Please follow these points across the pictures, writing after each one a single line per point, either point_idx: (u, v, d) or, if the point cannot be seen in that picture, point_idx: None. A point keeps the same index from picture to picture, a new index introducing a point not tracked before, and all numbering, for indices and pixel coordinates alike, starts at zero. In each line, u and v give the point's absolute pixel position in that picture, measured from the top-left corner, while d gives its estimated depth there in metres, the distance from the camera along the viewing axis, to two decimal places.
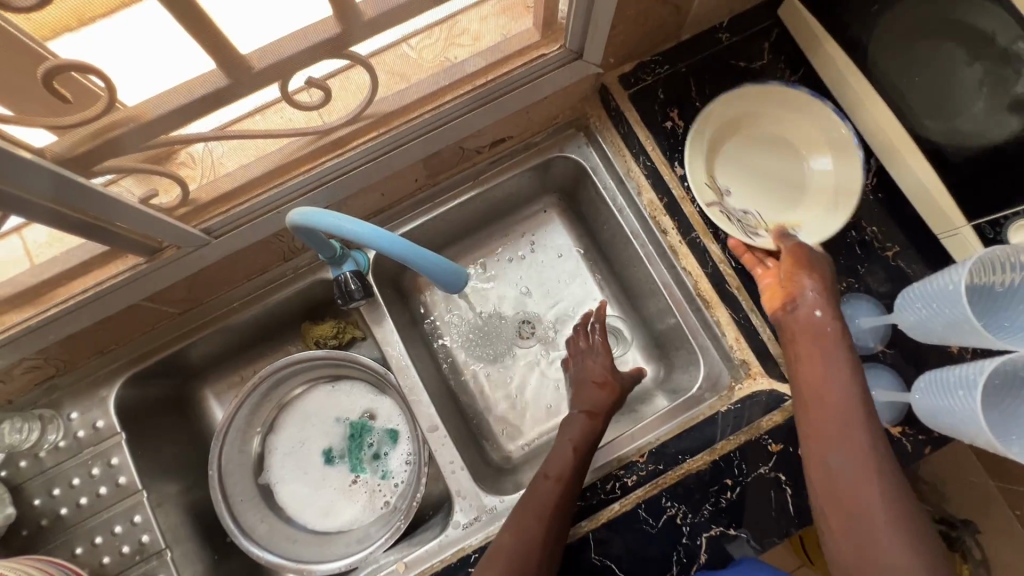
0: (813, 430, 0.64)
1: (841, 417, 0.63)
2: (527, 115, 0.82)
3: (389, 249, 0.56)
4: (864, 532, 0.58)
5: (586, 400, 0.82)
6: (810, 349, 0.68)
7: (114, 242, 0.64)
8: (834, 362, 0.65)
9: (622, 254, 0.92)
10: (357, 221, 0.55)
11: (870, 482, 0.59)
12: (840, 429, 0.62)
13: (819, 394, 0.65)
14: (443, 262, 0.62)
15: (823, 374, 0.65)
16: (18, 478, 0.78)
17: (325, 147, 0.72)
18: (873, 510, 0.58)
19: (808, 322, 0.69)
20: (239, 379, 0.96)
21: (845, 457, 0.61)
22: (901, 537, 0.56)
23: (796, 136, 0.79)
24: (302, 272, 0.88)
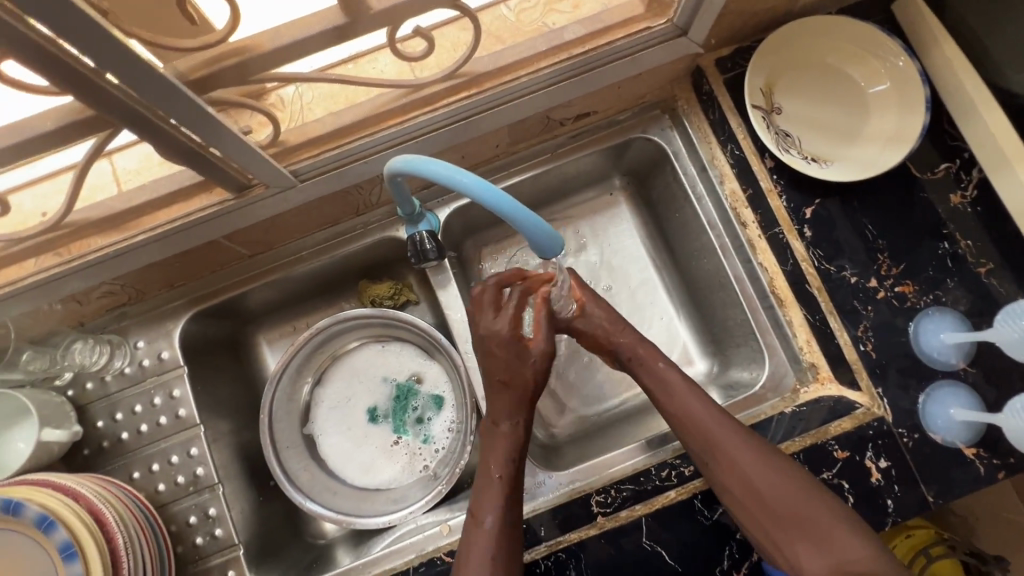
0: (687, 432, 0.70)
1: (704, 419, 0.69)
2: (617, 90, 0.80)
3: (493, 205, 0.55)
4: (774, 502, 0.64)
5: (506, 408, 0.74)
6: (656, 367, 0.75)
7: (209, 174, 0.64)
8: (679, 383, 0.73)
9: (690, 244, 0.90)
10: (466, 175, 0.54)
11: (749, 462, 0.66)
12: (707, 430, 0.69)
13: (682, 405, 0.71)
14: (545, 226, 0.59)
15: (677, 392, 0.72)
16: (84, 399, 0.81)
17: (417, 102, 0.71)
18: (768, 479, 0.65)
19: (654, 372, 0.75)
20: (291, 330, 0.97)
21: (724, 450, 0.67)
22: (800, 492, 0.64)
23: (860, 69, 0.78)
24: (370, 228, 0.88)
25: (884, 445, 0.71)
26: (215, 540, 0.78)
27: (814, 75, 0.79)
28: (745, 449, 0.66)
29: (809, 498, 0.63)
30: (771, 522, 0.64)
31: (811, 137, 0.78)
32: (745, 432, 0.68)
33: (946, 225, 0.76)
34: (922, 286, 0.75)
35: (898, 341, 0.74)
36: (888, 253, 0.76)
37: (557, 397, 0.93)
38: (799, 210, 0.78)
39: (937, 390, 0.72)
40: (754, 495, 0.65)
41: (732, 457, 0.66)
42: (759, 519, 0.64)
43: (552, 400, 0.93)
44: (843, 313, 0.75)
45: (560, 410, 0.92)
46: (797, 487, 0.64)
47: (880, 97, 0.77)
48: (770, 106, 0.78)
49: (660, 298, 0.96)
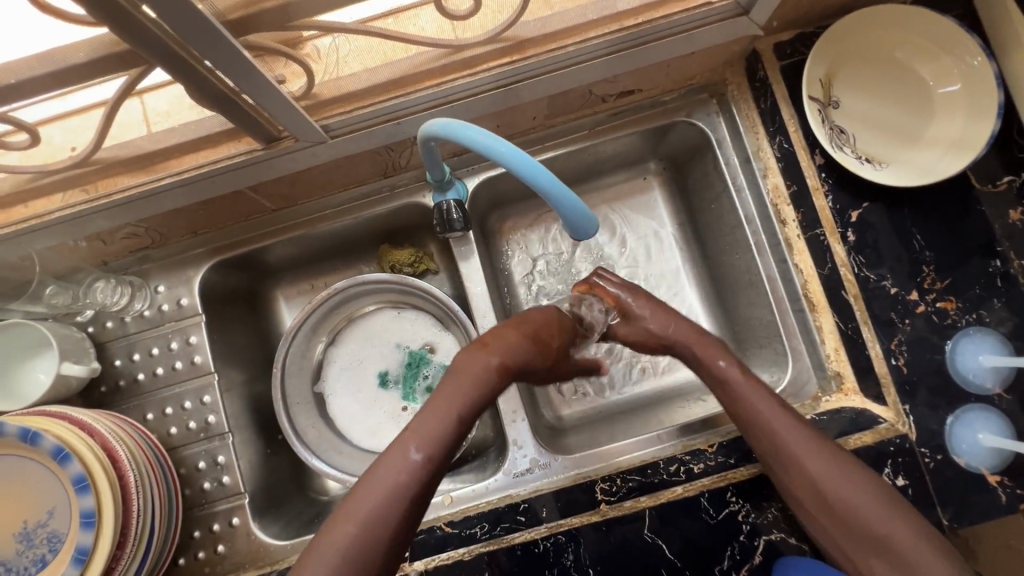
0: (751, 432, 0.68)
1: (769, 421, 0.66)
2: (665, 69, 0.76)
3: (509, 162, 0.52)
4: (845, 514, 0.60)
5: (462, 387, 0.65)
6: (714, 366, 0.73)
7: (240, 122, 0.63)
8: (740, 380, 0.70)
9: (723, 238, 0.86)
10: (478, 130, 0.52)
11: (821, 471, 0.62)
12: (774, 434, 0.65)
13: (748, 405, 0.68)
14: (571, 197, 0.55)
15: (739, 390, 0.70)
16: (103, 336, 0.82)
17: (456, 64, 0.68)
18: (842, 491, 0.61)
19: (713, 370, 0.73)
20: (309, 287, 0.97)
21: (789, 454, 0.64)
22: (879, 509, 0.59)
23: (929, 67, 0.73)
24: (397, 192, 0.86)
25: (903, 463, 0.69)
26: (222, 486, 0.80)
27: (878, 69, 0.74)
28: (811, 453, 0.63)
29: (887, 519, 0.58)
30: (845, 535, 0.60)
31: (867, 136, 0.74)
32: (818, 440, 0.64)
33: (1000, 242, 0.71)
34: (966, 304, 0.71)
35: (932, 358, 0.71)
36: (934, 265, 0.72)
37: (567, 368, 0.92)
38: (845, 212, 0.74)
39: (968, 412, 0.69)
40: (824, 503, 0.61)
41: (803, 464, 0.63)
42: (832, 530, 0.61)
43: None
44: (878, 323, 0.72)
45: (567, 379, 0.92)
46: (869, 501, 0.59)
47: (949, 99, 0.72)
48: (828, 100, 0.74)
49: (684, 290, 0.93)
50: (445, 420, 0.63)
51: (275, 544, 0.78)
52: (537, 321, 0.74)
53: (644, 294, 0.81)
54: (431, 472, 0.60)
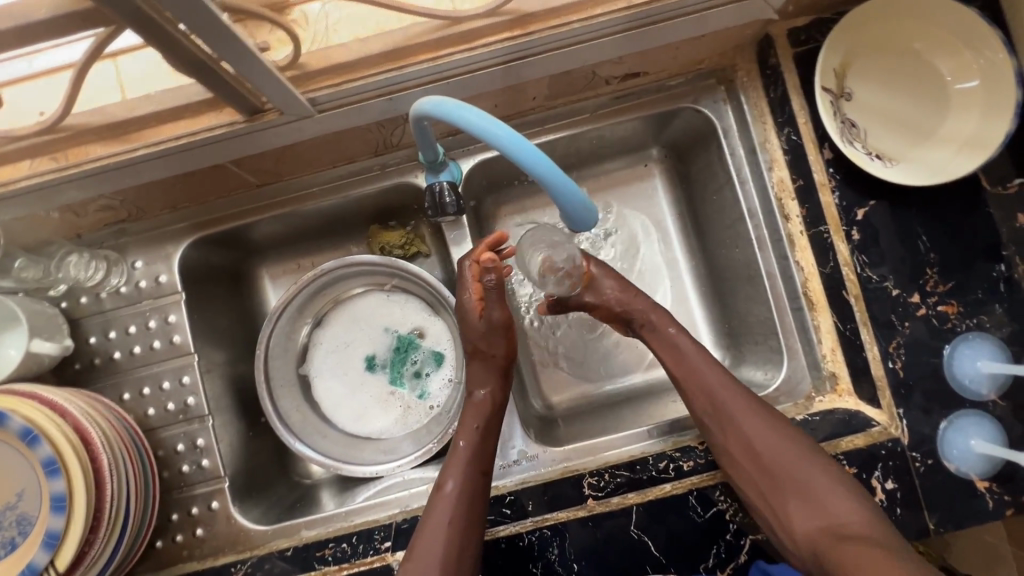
0: (692, 389, 0.74)
1: (706, 381, 0.73)
2: (673, 51, 0.72)
3: (486, 131, 0.48)
4: (771, 467, 0.66)
5: (471, 415, 0.75)
6: (666, 333, 0.77)
7: (219, 92, 0.58)
8: (689, 347, 0.76)
9: (723, 231, 0.84)
10: (459, 104, 0.50)
11: (749, 425, 0.69)
12: (711, 392, 0.72)
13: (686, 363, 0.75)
14: (547, 163, 0.50)
15: (684, 351, 0.76)
16: (77, 313, 0.79)
17: (453, 38, 0.63)
18: (768, 444, 0.68)
19: (664, 336, 0.78)
20: (296, 267, 0.93)
21: (722, 408, 0.71)
22: (800, 461, 0.66)
23: (948, 60, 0.70)
24: (388, 171, 0.83)
25: (894, 467, 0.68)
26: (201, 470, 0.78)
27: (895, 62, 0.71)
28: (744, 412, 0.70)
29: (805, 463, 0.66)
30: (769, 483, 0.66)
31: (879, 131, 0.71)
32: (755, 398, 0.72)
33: (1006, 246, 0.70)
34: (966, 309, 0.70)
35: (929, 362, 0.70)
36: (937, 267, 0.70)
37: (571, 357, 0.91)
38: (851, 210, 0.72)
39: (960, 417, 0.68)
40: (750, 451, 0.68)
41: (732, 417, 0.70)
42: (757, 481, 0.66)
43: (565, 353, 0.90)
44: (878, 326, 0.71)
45: (570, 368, 0.90)
46: (796, 454, 0.67)
47: (966, 96, 0.69)
48: (840, 91, 0.71)
49: (680, 283, 0.91)
50: (467, 468, 0.70)
51: (254, 529, 0.76)
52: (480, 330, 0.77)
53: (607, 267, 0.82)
54: (468, 510, 0.68)
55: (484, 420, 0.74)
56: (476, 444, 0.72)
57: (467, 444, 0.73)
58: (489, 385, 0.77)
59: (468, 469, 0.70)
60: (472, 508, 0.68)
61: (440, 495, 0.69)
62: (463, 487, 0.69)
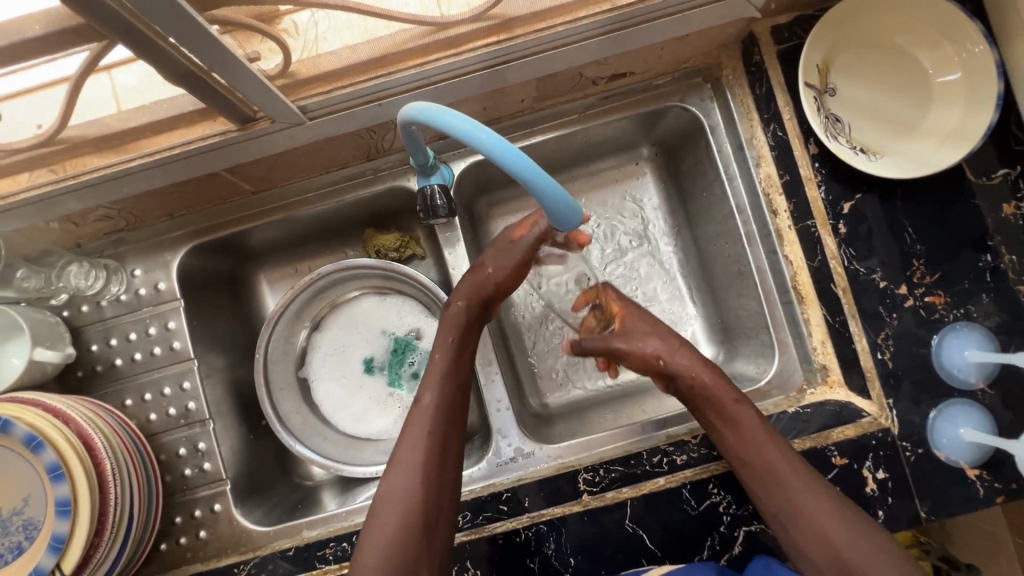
0: (732, 445, 0.67)
1: (746, 432, 0.66)
2: (659, 50, 0.74)
3: (469, 137, 0.49)
4: (811, 523, 0.61)
5: (448, 326, 0.74)
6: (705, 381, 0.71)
7: (211, 101, 0.60)
8: (728, 396, 0.69)
9: (714, 227, 0.85)
10: (444, 112, 0.50)
11: (796, 486, 0.63)
12: (753, 449, 0.65)
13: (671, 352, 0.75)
14: (530, 164, 0.51)
15: (723, 401, 0.69)
16: (79, 321, 0.80)
17: (441, 44, 0.64)
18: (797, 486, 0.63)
19: (699, 379, 0.71)
20: (293, 271, 0.95)
21: (763, 465, 0.64)
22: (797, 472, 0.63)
23: (930, 54, 0.70)
24: (380, 176, 0.84)
25: (885, 457, 0.69)
26: (203, 473, 0.79)
27: (877, 56, 0.72)
28: (781, 461, 0.64)
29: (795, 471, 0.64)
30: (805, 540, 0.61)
31: (862, 126, 0.72)
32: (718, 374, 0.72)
33: (991, 236, 0.71)
34: (954, 299, 0.71)
35: (917, 352, 0.70)
36: (924, 258, 0.71)
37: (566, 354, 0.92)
38: (837, 203, 0.73)
39: (950, 406, 0.69)
40: (798, 518, 0.61)
41: (777, 477, 0.63)
42: (796, 534, 0.62)
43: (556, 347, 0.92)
44: (866, 317, 0.72)
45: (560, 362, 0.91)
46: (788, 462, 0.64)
47: (948, 88, 0.70)
48: (824, 87, 0.72)
49: (673, 279, 0.92)
50: (444, 386, 0.71)
51: (257, 529, 0.78)
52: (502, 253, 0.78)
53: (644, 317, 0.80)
54: (442, 428, 0.68)
55: (458, 333, 0.74)
56: (452, 357, 0.73)
57: (444, 356, 0.73)
58: (470, 301, 0.76)
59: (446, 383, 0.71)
60: (448, 422, 0.69)
61: (418, 409, 0.69)
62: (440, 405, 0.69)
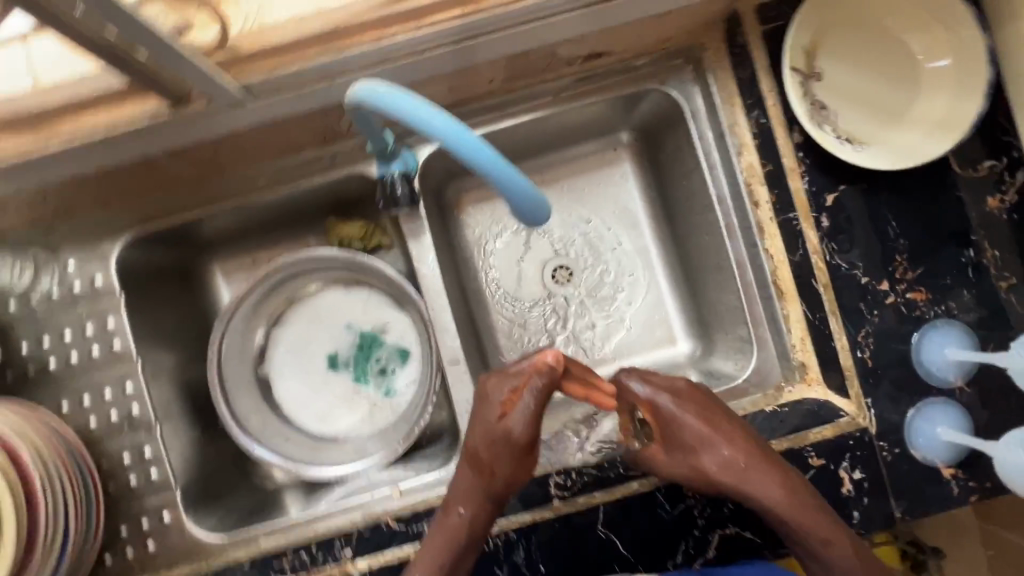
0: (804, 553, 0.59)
1: (811, 543, 0.57)
2: (637, 30, 0.68)
3: (405, 115, 0.46)
4: None
5: (458, 499, 0.62)
6: (786, 514, 0.57)
7: (136, 74, 0.53)
8: (802, 515, 0.57)
9: (692, 219, 0.81)
10: (384, 92, 0.46)
11: None
12: (814, 553, 0.58)
13: (754, 499, 0.58)
14: (473, 138, 0.46)
15: (799, 518, 0.57)
16: (6, 319, 0.73)
17: (399, 17, 0.59)
18: None
19: (783, 506, 0.57)
20: (251, 263, 0.89)
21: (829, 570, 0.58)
22: None
23: (917, 37, 0.67)
24: (339, 160, 0.78)
25: (861, 457, 0.67)
26: (150, 481, 0.73)
27: (866, 39, 0.68)
28: (847, 561, 0.57)
29: (867, 572, 0.57)
30: None
31: (849, 114, 0.69)
32: (771, 458, 0.59)
33: (975, 230, 0.68)
34: (936, 294, 0.68)
35: (897, 349, 0.68)
36: (907, 252, 0.69)
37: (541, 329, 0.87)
38: (820, 194, 0.69)
39: (927, 406, 0.67)
40: None
41: None
42: None
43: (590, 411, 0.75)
44: (846, 314, 0.69)
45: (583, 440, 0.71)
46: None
47: (938, 73, 0.67)
48: (810, 71, 0.68)
49: (652, 271, 0.88)
50: (455, 550, 0.62)
51: (211, 540, 0.73)
52: (512, 447, 0.60)
53: (682, 407, 0.59)
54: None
55: (473, 494, 0.62)
56: (461, 527, 0.62)
57: (455, 518, 0.62)
58: (473, 506, 0.62)
59: (456, 544, 0.62)
60: (465, 567, 0.63)
61: (422, 567, 0.62)
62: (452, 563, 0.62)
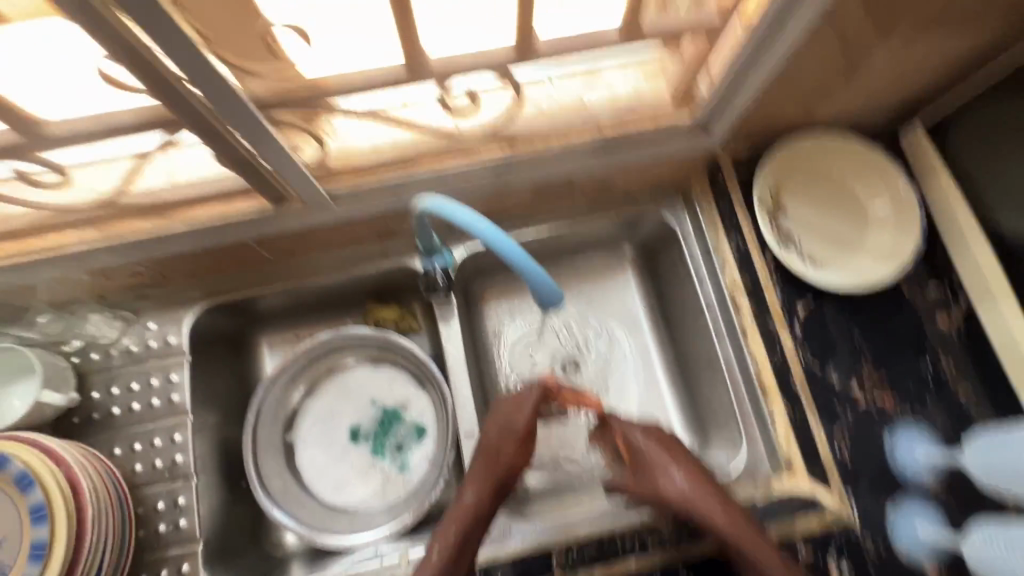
0: None
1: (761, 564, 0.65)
2: (637, 169, 0.87)
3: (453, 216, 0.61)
4: None
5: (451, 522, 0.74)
6: (742, 537, 0.67)
7: (255, 180, 0.70)
8: (756, 540, 0.66)
9: (686, 322, 0.93)
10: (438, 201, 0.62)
11: None
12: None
13: (711, 518, 0.69)
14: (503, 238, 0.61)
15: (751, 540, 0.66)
16: (86, 368, 0.84)
17: (454, 151, 0.77)
18: None
19: (731, 523, 0.68)
20: (294, 337, 1.00)
21: None
22: None
23: (862, 187, 0.84)
24: (389, 254, 0.93)
25: (848, 551, 0.71)
26: (177, 530, 0.78)
27: (822, 186, 0.85)
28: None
29: None
30: None
31: (813, 242, 0.83)
32: (730, 496, 0.71)
33: (931, 345, 0.79)
34: (904, 399, 0.77)
35: (873, 448, 0.75)
36: (873, 360, 0.79)
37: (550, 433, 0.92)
38: (792, 306, 0.82)
39: (906, 504, 0.73)
40: None
41: None
42: None
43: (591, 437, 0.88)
44: (824, 412, 0.77)
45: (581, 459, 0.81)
46: None
47: (881, 216, 0.83)
48: (777, 207, 0.84)
49: (652, 368, 0.98)
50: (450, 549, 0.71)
51: None
52: (512, 441, 0.78)
53: (653, 435, 0.78)
54: None
55: (477, 490, 0.75)
56: (462, 520, 0.73)
57: (457, 512, 0.74)
58: (474, 491, 0.75)
59: (453, 542, 0.72)
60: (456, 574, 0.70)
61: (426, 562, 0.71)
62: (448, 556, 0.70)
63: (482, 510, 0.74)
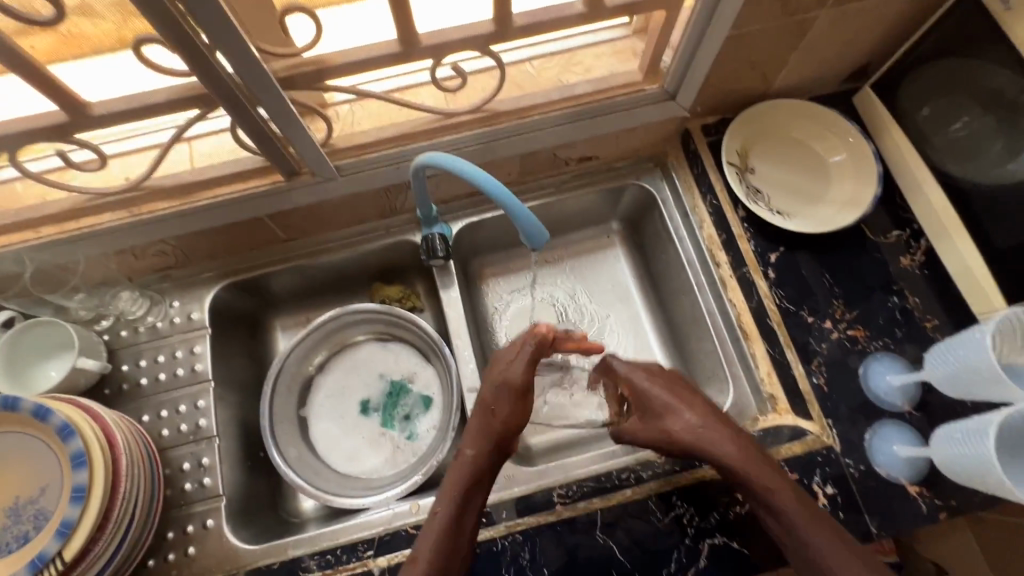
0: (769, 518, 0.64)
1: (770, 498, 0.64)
2: (615, 141, 0.95)
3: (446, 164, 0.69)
4: None
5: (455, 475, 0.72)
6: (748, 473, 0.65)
7: (271, 155, 0.78)
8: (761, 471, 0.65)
9: (671, 283, 1.00)
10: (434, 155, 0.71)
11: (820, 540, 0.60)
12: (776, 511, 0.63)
13: (717, 452, 0.68)
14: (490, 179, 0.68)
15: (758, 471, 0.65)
16: (116, 343, 0.91)
17: (447, 127, 0.86)
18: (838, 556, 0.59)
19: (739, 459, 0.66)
20: (305, 319, 1.07)
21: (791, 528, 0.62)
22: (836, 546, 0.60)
23: (822, 144, 0.92)
24: (392, 231, 1.01)
25: (831, 473, 0.76)
26: (202, 488, 0.84)
27: (785, 146, 0.93)
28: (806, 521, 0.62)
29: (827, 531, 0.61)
30: None
31: (780, 196, 0.91)
32: (738, 433, 0.70)
33: (897, 282, 0.85)
34: (874, 332, 0.83)
35: (849, 378, 0.81)
36: (843, 298, 0.85)
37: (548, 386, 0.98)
38: (765, 254, 0.88)
39: (882, 427, 0.77)
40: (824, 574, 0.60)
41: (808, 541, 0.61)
42: None
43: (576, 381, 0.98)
44: (801, 348, 0.83)
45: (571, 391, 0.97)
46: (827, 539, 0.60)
47: (841, 167, 0.90)
48: (745, 166, 0.91)
49: (643, 330, 1.04)
50: (459, 502, 0.70)
51: (244, 547, 0.80)
52: (516, 384, 0.77)
53: (654, 376, 0.77)
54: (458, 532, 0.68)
55: (480, 444, 0.74)
56: (468, 468, 0.72)
57: (464, 462, 0.73)
58: (477, 445, 0.74)
59: (461, 492, 0.70)
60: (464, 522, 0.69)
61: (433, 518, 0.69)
62: (458, 509, 0.69)
63: (484, 460, 0.73)
